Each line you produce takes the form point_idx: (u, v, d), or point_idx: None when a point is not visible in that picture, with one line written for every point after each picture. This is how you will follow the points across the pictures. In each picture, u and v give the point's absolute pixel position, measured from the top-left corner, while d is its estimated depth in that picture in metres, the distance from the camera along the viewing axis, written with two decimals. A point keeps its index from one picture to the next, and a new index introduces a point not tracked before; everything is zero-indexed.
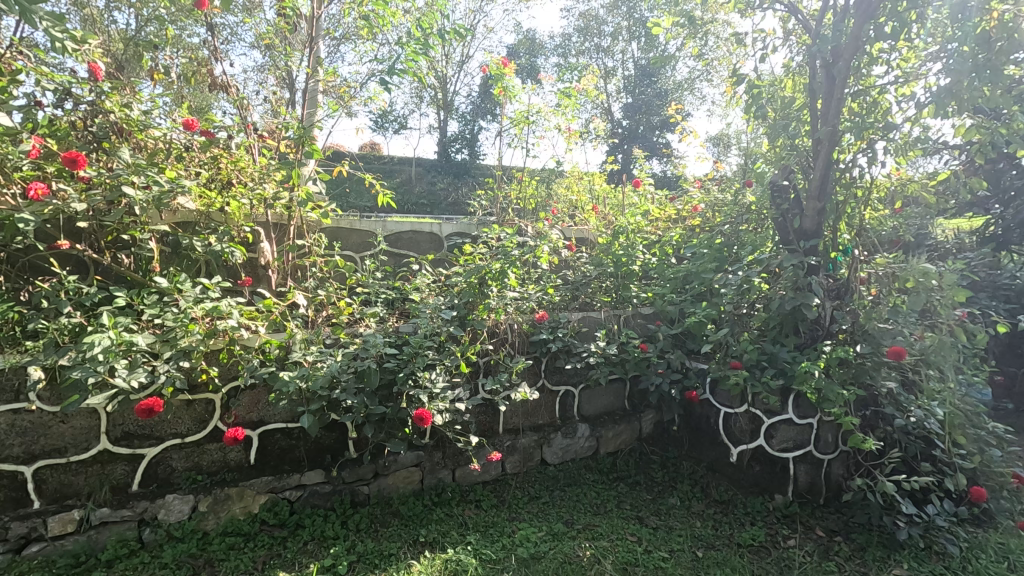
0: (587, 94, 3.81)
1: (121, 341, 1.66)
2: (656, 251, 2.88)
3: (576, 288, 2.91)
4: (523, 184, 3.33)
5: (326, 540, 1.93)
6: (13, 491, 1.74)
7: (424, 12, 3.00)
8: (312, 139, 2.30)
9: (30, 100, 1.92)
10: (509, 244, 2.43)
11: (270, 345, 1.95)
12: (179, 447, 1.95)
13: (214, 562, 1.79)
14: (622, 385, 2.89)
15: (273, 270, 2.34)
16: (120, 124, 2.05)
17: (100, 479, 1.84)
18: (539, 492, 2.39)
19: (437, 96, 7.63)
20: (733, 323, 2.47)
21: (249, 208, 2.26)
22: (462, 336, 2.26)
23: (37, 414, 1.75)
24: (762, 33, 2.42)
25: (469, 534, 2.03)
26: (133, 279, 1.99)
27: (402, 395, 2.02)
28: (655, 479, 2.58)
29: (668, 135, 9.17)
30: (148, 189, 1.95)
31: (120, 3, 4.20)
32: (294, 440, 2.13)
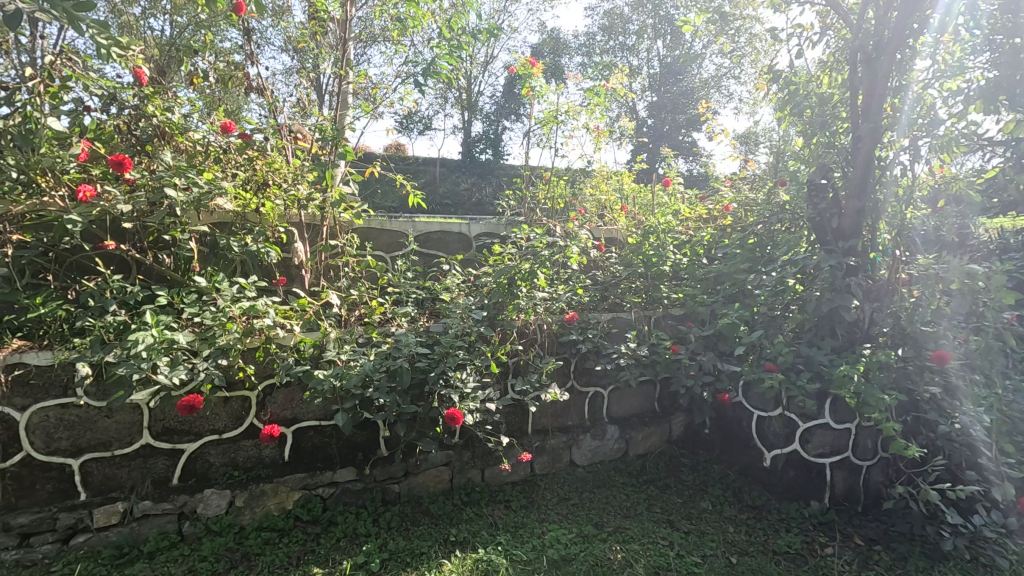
0: (615, 93, 3.79)
1: (163, 338, 1.71)
2: (687, 251, 2.84)
3: (605, 289, 2.86)
4: (551, 184, 3.30)
5: (358, 537, 1.95)
6: (62, 483, 1.81)
7: (453, 14, 3.01)
8: (345, 140, 2.33)
9: (79, 105, 1.99)
10: (539, 244, 2.42)
11: (305, 343, 1.98)
12: (217, 443, 2.00)
13: (251, 556, 1.82)
14: (652, 386, 2.87)
15: (306, 271, 2.38)
16: (162, 127, 2.12)
17: (142, 472, 1.90)
18: (568, 493, 2.37)
19: (462, 97, 7.64)
20: (767, 325, 2.42)
21: (283, 209, 2.28)
22: (492, 336, 2.27)
23: (84, 408, 1.81)
24: (798, 28, 2.33)
25: (500, 534, 2.03)
26: (174, 279, 2.05)
27: (433, 394, 2.02)
28: (685, 483, 2.54)
29: (695, 134, 8.93)
30: (188, 190, 1.99)
31: (156, 10, 4.33)
32: (328, 438, 2.17)
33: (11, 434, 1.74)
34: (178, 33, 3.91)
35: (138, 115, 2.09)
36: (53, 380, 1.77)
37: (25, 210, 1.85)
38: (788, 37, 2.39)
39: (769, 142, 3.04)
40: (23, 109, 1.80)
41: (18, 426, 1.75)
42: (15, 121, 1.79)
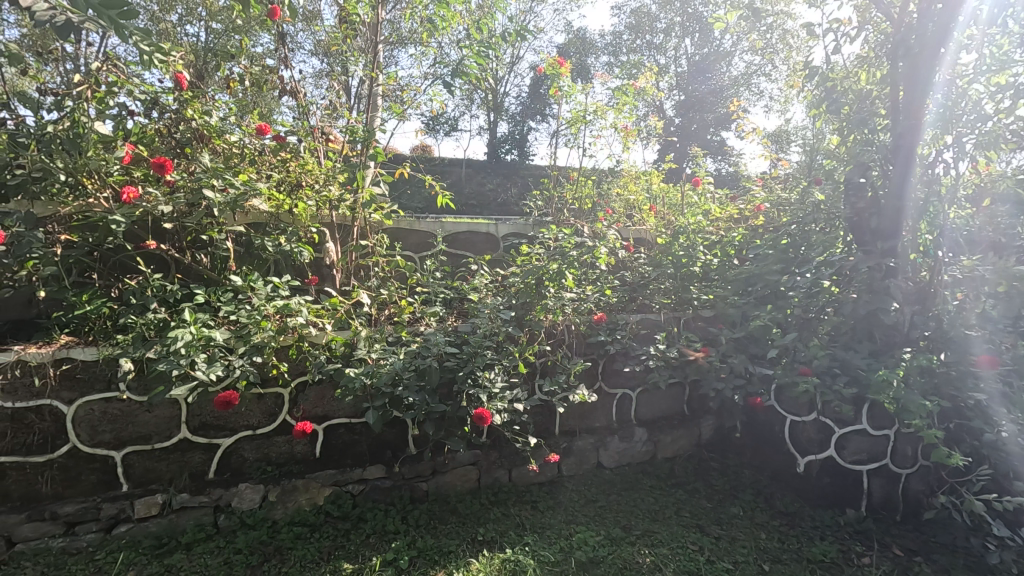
0: (644, 93, 3.75)
1: (201, 336, 1.76)
2: (718, 252, 2.79)
3: (633, 290, 2.83)
4: (578, 184, 3.26)
5: (387, 534, 1.96)
6: (105, 474, 1.88)
7: (482, 15, 3.02)
8: (375, 142, 2.38)
9: (124, 110, 2.06)
10: (568, 244, 2.41)
11: (337, 342, 2.01)
12: (250, 438, 2.04)
13: (283, 550, 1.84)
14: (681, 389, 2.84)
15: (337, 270, 2.42)
16: (200, 130, 2.18)
17: (180, 466, 1.96)
18: (595, 495, 2.35)
19: (489, 98, 7.66)
20: (801, 328, 2.36)
21: (315, 209, 2.32)
22: (520, 337, 2.27)
23: (126, 402, 1.88)
24: (836, 23, 2.26)
25: (527, 534, 2.02)
26: (211, 278, 2.11)
27: (461, 393, 2.04)
28: (715, 487, 2.49)
29: (725, 133, 8.74)
30: (225, 192, 2.03)
31: (193, 16, 4.46)
32: (357, 435, 2.20)
33: (58, 426, 1.82)
34: (214, 40, 4.03)
35: (178, 119, 2.16)
36: (98, 374, 1.84)
37: (72, 211, 1.91)
38: (824, 32, 2.32)
39: (802, 140, 2.97)
40: (71, 113, 1.87)
41: (66, 418, 1.82)
42: (63, 126, 1.87)
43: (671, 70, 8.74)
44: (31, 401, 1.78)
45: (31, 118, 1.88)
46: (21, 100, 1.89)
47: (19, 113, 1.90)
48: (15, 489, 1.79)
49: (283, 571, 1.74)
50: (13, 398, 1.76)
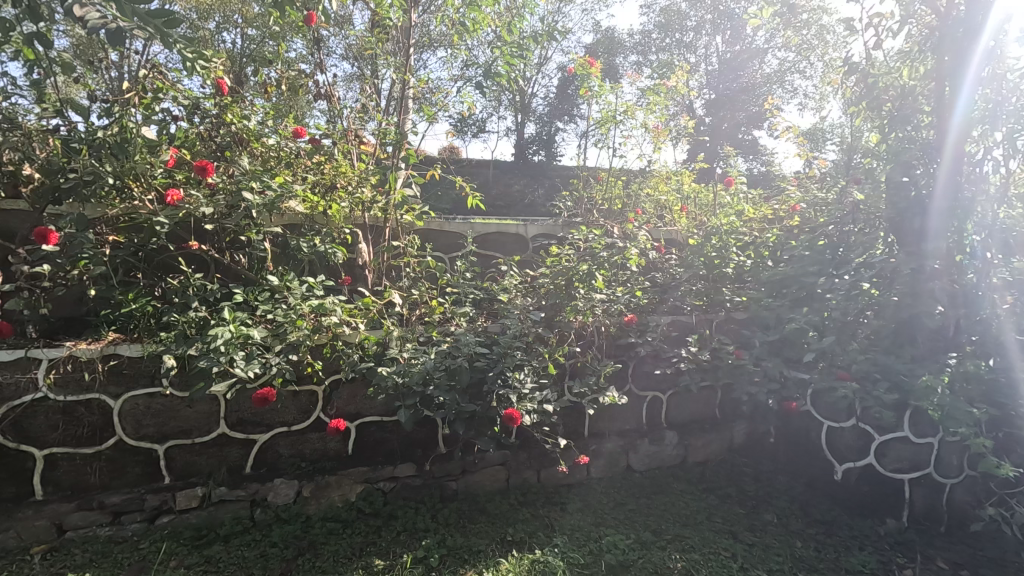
0: (675, 92, 3.70)
1: (239, 334, 1.80)
2: (751, 253, 2.74)
3: (664, 291, 2.80)
4: (608, 184, 3.24)
5: (417, 532, 1.98)
6: (149, 466, 1.96)
7: (512, 17, 3.03)
8: (407, 144, 2.45)
9: (168, 115, 2.14)
10: (597, 245, 2.42)
11: (369, 341, 2.04)
12: (285, 435, 2.10)
13: (316, 545, 1.88)
14: (712, 392, 2.81)
15: (369, 270, 2.47)
16: (239, 134, 2.25)
17: (219, 460, 2.03)
18: (625, 498, 2.32)
19: (516, 99, 7.65)
20: (840, 331, 2.29)
21: (349, 211, 2.36)
22: (550, 338, 2.27)
23: (169, 398, 1.95)
24: (878, 17, 2.19)
25: (556, 536, 2.02)
26: (249, 278, 2.16)
27: (491, 393, 2.04)
28: (748, 493, 2.43)
29: (757, 132, 8.52)
30: (262, 194, 2.08)
31: (229, 24, 4.58)
32: (389, 432, 2.24)
33: (105, 419, 1.90)
34: (251, 46, 4.16)
35: (217, 123, 2.22)
36: (143, 370, 1.92)
37: (119, 213, 2.00)
38: (864, 26, 2.25)
39: (838, 138, 2.91)
40: (120, 120, 1.95)
41: (112, 412, 1.90)
42: (113, 132, 1.98)
43: (702, 69, 8.59)
44: (81, 395, 1.86)
45: (83, 124, 1.97)
46: (73, 107, 1.98)
47: (72, 119, 1.99)
48: (65, 478, 1.88)
49: (317, 566, 1.77)
50: (65, 391, 1.85)
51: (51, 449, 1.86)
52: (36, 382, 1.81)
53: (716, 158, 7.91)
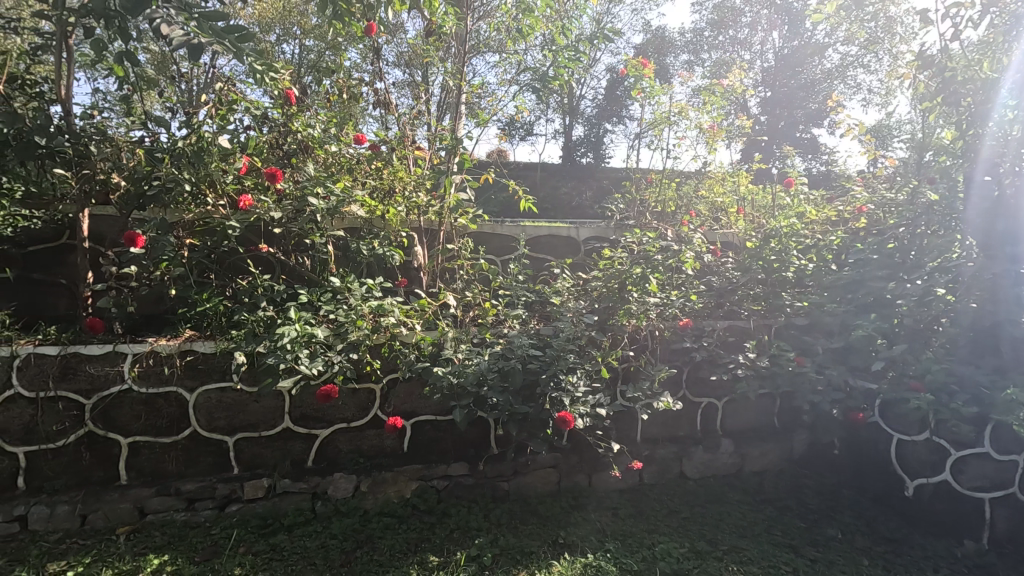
0: (733, 91, 3.61)
1: (305, 333, 1.89)
2: (814, 256, 2.62)
3: (720, 295, 2.73)
4: (660, 187, 3.16)
5: (470, 530, 2.01)
6: (221, 456, 2.07)
7: (566, 21, 3.02)
8: (462, 149, 2.49)
9: (240, 125, 2.26)
10: (652, 248, 2.38)
11: (425, 342, 2.09)
12: (345, 431, 2.18)
13: (373, 538, 1.93)
14: (771, 401, 2.73)
15: (424, 273, 2.54)
16: (305, 142, 2.35)
17: (283, 453, 2.12)
18: (678, 506, 2.28)
19: (565, 102, 7.62)
20: (912, 339, 2.18)
21: (405, 215, 2.44)
22: (604, 341, 2.26)
23: (238, 392, 2.06)
24: (956, 7, 2.07)
25: (609, 540, 2.00)
26: (313, 280, 2.27)
27: (544, 395, 2.05)
28: (810, 506, 2.34)
29: (816, 130, 8.14)
30: (326, 200, 2.19)
31: (290, 36, 4.77)
32: (442, 432, 2.29)
33: (182, 411, 2.02)
34: (310, 57, 4.32)
35: (283, 132, 2.33)
36: (215, 365, 2.04)
37: (195, 218, 2.14)
38: (939, 17, 2.14)
39: (907, 134, 2.74)
40: (198, 131, 2.07)
41: (188, 404, 2.03)
42: (190, 142, 2.07)
43: (758, 66, 8.28)
44: (161, 387, 2.00)
45: (164, 135, 2.10)
46: (157, 120, 2.12)
47: (155, 131, 2.13)
48: (146, 465, 2.02)
49: (374, 559, 1.82)
50: (146, 384, 1.99)
51: (134, 437, 2.00)
52: (122, 374, 1.96)
53: (772, 158, 7.63)
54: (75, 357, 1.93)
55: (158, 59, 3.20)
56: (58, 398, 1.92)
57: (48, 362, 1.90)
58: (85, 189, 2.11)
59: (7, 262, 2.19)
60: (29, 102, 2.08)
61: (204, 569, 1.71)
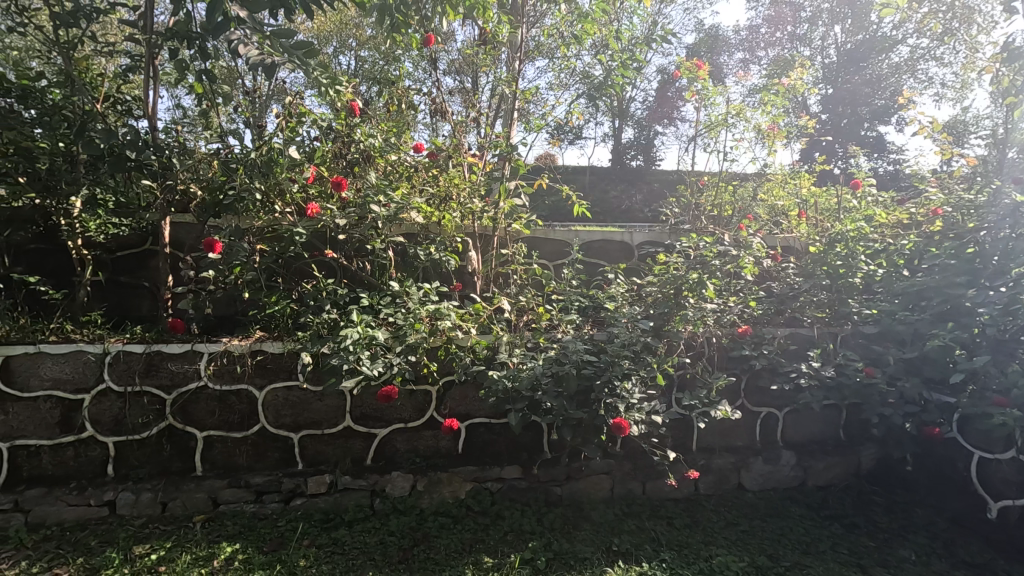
0: (794, 90, 3.48)
1: (366, 335, 1.96)
2: (883, 261, 2.50)
3: (781, 302, 2.63)
4: (719, 190, 3.05)
5: (524, 534, 2.02)
6: (287, 452, 2.18)
7: (620, 25, 3.00)
8: (516, 156, 2.51)
9: (308, 137, 2.38)
10: (709, 253, 2.37)
11: (480, 345, 2.13)
12: (402, 431, 2.24)
13: (430, 537, 1.98)
14: (836, 413, 2.62)
15: (478, 277, 2.58)
16: (367, 152, 2.43)
17: (344, 451, 2.21)
18: (736, 518, 2.21)
19: (613, 106, 7.54)
20: (994, 351, 2.04)
21: (460, 221, 2.49)
22: (659, 348, 2.21)
23: (303, 391, 2.16)
24: None
25: (664, 551, 1.97)
26: (373, 284, 2.34)
27: (599, 401, 2.04)
28: (879, 525, 2.22)
29: (883, 127, 7.69)
30: (386, 207, 2.28)
31: (347, 48, 4.94)
32: (496, 434, 2.31)
33: (252, 407, 2.14)
34: (367, 68, 4.47)
35: (346, 142, 2.42)
36: (283, 365, 2.14)
37: (265, 225, 2.26)
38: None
39: (989, 131, 2.59)
40: (269, 142, 2.20)
41: (258, 402, 2.14)
42: (261, 153, 2.21)
43: (819, 62, 7.92)
44: (233, 384, 2.12)
45: (238, 147, 2.24)
46: (232, 133, 2.26)
47: (230, 143, 2.27)
48: (219, 458, 2.14)
49: (431, 557, 1.86)
50: (220, 381, 2.11)
51: (208, 431, 2.12)
52: (199, 372, 2.10)
53: (834, 158, 7.27)
54: (159, 355, 2.08)
55: (229, 74, 3.40)
56: (143, 393, 2.07)
57: (134, 359, 2.06)
58: (168, 199, 2.28)
59: (99, 266, 2.38)
60: (118, 119, 2.25)
61: (272, 559, 1.80)
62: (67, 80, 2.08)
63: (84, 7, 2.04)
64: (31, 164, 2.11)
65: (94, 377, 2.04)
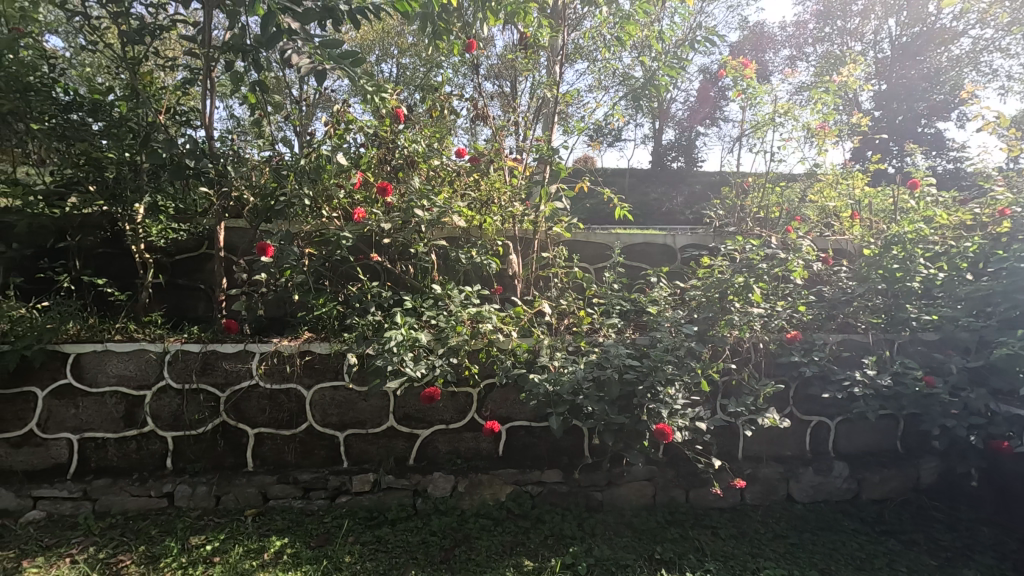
0: (846, 87, 3.35)
1: (410, 337, 1.99)
2: (944, 265, 2.35)
3: (832, 307, 2.52)
4: (765, 191, 2.96)
5: (564, 538, 2.01)
6: (333, 451, 2.23)
7: (663, 24, 2.95)
8: (556, 159, 2.51)
9: (355, 144, 2.44)
10: (756, 256, 2.30)
11: (521, 348, 2.14)
12: (444, 432, 2.26)
13: (471, 538, 1.99)
14: (893, 423, 2.50)
15: (519, 280, 2.60)
16: (412, 158, 2.48)
17: (388, 450, 2.25)
18: (786, 530, 2.14)
19: (653, 107, 7.45)
20: None
21: (500, 224, 2.51)
22: (704, 353, 2.16)
23: (349, 391, 2.21)
24: None
25: (709, 561, 1.92)
26: (416, 287, 2.38)
27: (641, 406, 2.01)
28: (941, 543, 2.10)
29: (942, 123, 7.29)
30: (430, 211, 2.32)
31: (389, 56, 5.06)
32: (537, 438, 2.31)
33: (300, 406, 2.21)
34: (409, 75, 4.57)
35: (390, 149, 2.47)
36: (330, 365, 2.20)
37: (313, 229, 2.34)
38: None
39: None
40: (317, 149, 2.27)
41: (306, 401, 2.21)
42: (310, 160, 2.28)
43: (871, 56, 7.58)
44: (282, 383, 2.19)
45: (289, 154, 2.33)
46: (283, 140, 2.35)
47: (281, 151, 2.36)
48: (269, 454, 2.22)
49: (472, 558, 1.88)
50: (271, 380, 2.19)
51: (259, 429, 2.20)
52: (251, 371, 2.18)
53: (889, 157, 6.95)
54: (214, 354, 2.17)
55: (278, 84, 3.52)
56: (199, 390, 2.17)
57: (192, 357, 2.16)
58: (223, 205, 2.38)
59: (160, 269, 2.51)
60: (177, 129, 2.35)
61: (319, 554, 1.85)
62: (132, 94, 2.19)
63: (149, 25, 2.17)
64: (99, 174, 2.27)
65: (155, 374, 2.15)
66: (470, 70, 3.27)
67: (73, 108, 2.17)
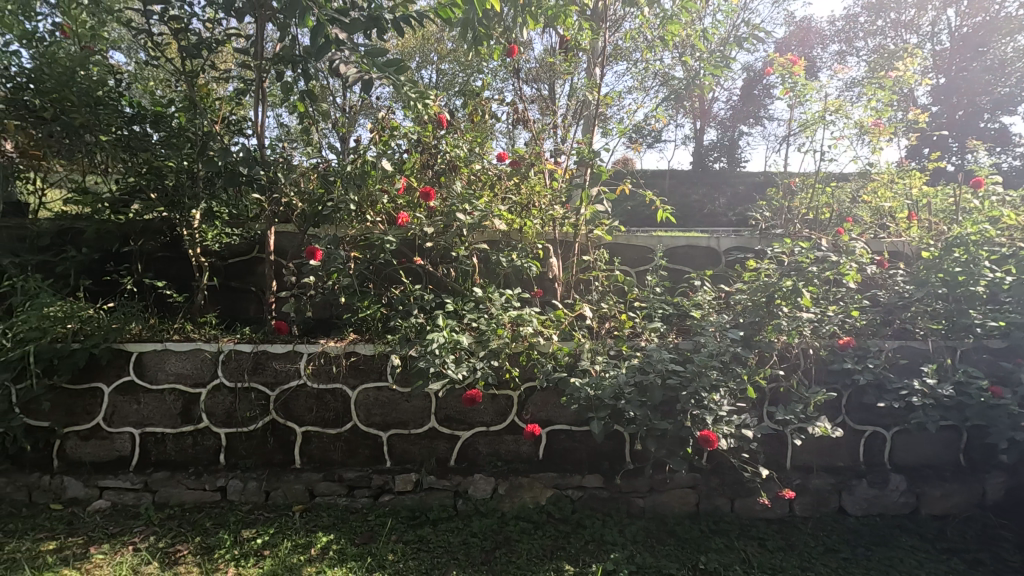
0: (902, 82, 3.22)
1: (452, 339, 2.01)
2: (1011, 268, 2.27)
3: (888, 312, 2.41)
4: (814, 191, 2.86)
5: (605, 544, 1.99)
6: (376, 450, 2.28)
7: (706, 23, 2.88)
8: (597, 162, 2.49)
9: (398, 149, 2.50)
10: (805, 259, 2.23)
11: (562, 352, 2.13)
12: (485, 434, 2.28)
13: (511, 541, 2.00)
14: (956, 435, 2.37)
15: (559, 284, 2.59)
16: (454, 163, 2.52)
17: (429, 451, 2.28)
18: (838, 544, 2.05)
19: (694, 108, 7.32)
20: None
21: (540, 227, 2.52)
22: (750, 358, 2.10)
23: (392, 391, 2.26)
24: None
25: (755, 572, 1.86)
26: (456, 290, 2.41)
27: (685, 412, 1.97)
28: (1009, 563, 1.98)
29: (1007, 118, 6.86)
30: (471, 215, 2.36)
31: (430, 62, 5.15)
32: (577, 442, 2.30)
33: (345, 406, 2.26)
34: (450, 81, 4.64)
35: (433, 154, 2.52)
36: (374, 366, 2.25)
37: (358, 233, 2.40)
38: None
39: None
40: (363, 156, 2.35)
41: (351, 401, 2.26)
42: (356, 167, 2.34)
43: (929, 49, 7.20)
44: (328, 383, 2.25)
45: (335, 159, 2.41)
46: (330, 147, 2.43)
47: (327, 157, 2.44)
48: (315, 452, 2.28)
49: (513, 561, 1.88)
50: (318, 380, 2.25)
51: (306, 427, 2.27)
52: (299, 370, 2.25)
53: (947, 154, 6.60)
54: (264, 354, 2.26)
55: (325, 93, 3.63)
56: (251, 388, 2.26)
57: (244, 357, 2.25)
58: (273, 211, 2.47)
59: (214, 272, 2.62)
60: (231, 137, 2.46)
61: (363, 551, 1.89)
62: (190, 105, 2.29)
63: (206, 40, 2.27)
64: (160, 182, 2.36)
65: (210, 373, 2.25)
66: (509, 74, 3.29)
67: (137, 120, 2.30)
